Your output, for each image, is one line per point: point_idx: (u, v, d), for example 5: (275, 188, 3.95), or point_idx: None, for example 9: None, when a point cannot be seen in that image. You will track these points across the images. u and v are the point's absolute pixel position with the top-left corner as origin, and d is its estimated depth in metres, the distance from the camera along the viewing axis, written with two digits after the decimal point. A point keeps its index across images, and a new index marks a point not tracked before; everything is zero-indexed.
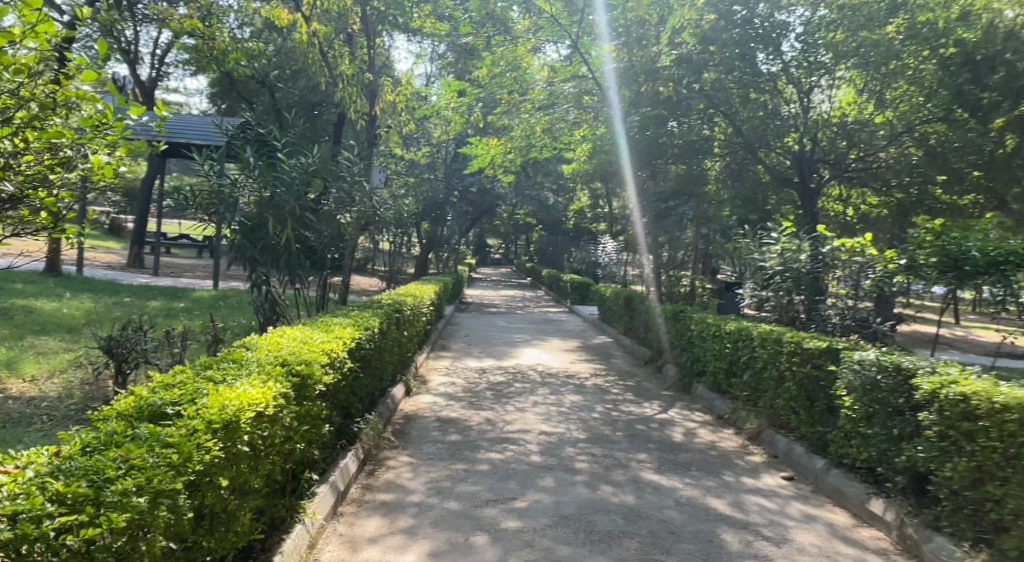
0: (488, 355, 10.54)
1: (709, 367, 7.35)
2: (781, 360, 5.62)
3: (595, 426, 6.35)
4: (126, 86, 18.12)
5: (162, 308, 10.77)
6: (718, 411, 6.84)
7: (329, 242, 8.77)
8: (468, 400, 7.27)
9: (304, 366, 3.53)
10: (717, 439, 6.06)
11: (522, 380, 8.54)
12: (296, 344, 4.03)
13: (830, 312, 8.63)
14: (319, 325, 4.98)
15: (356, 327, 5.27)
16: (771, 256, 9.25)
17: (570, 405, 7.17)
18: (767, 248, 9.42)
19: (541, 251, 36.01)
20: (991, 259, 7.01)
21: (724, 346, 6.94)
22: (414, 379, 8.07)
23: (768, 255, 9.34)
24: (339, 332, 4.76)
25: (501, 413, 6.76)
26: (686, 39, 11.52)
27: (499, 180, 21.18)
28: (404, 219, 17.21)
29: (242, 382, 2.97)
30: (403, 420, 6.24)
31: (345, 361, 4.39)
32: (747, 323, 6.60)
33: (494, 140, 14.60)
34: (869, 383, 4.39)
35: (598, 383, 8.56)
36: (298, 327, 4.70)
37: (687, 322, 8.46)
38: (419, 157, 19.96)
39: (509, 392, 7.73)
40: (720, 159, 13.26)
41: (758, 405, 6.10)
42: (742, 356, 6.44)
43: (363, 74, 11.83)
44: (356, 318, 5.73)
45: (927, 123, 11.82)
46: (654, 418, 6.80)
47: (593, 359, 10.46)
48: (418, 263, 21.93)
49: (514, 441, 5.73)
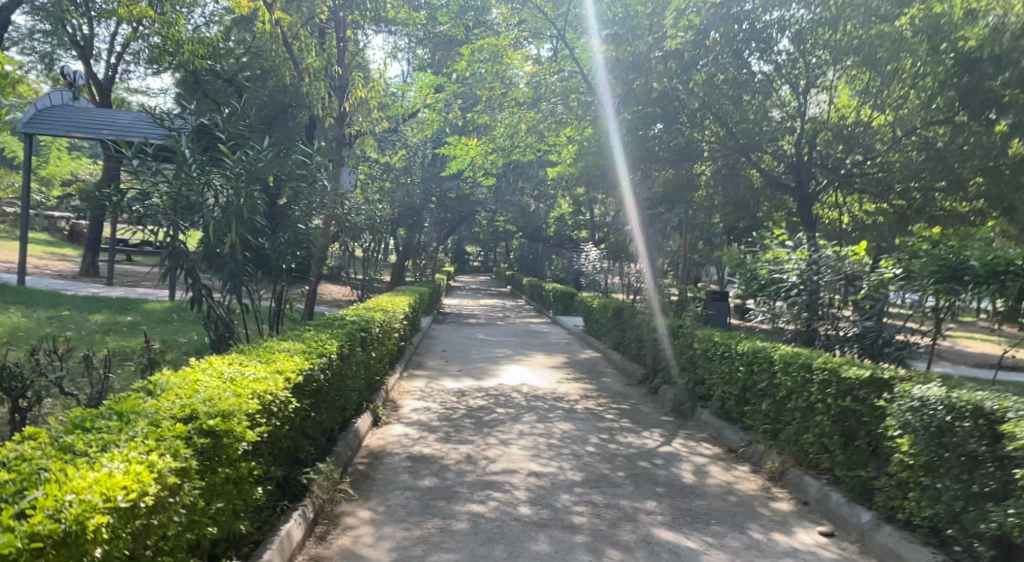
0: (468, 373, 9.61)
1: (719, 389, 6.52)
2: (811, 390, 4.80)
3: (591, 464, 5.47)
4: (78, 82, 16.98)
5: (103, 324, 9.71)
6: (731, 443, 6.00)
7: (287, 249, 7.80)
8: (444, 431, 6.36)
9: (220, 421, 2.61)
10: (734, 480, 5.22)
11: (505, 404, 7.64)
12: (223, 384, 3.11)
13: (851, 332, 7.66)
14: (261, 354, 4.03)
15: (311, 355, 4.33)
16: (788, 266, 8.08)
17: (561, 436, 6.29)
18: (778, 258, 8.28)
19: (522, 260, 35.15)
20: (991, 267, 5.87)
21: (735, 369, 6.10)
22: (383, 405, 7.13)
23: (777, 270, 8.26)
24: (285, 364, 3.82)
25: (482, 447, 5.86)
26: (691, 21, 10.57)
27: (479, 184, 20.29)
28: (379, 225, 16.25)
29: (114, 456, 2.07)
30: (367, 461, 5.31)
31: (289, 403, 3.47)
32: (767, 342, 5.75)
33: (474, 141, 13.98)
34: (937, 424, 3.59)
35: (590, 407, 7.70)
36: (232, 359, 3.77)
37: (688, 338, 7.62)
38: (395, 161, 18.99)
39: (491, 420, 6.83)
40: (710, 163, 12.52)
41: (780, 439, 5.27)
42: (759, 380, 5.60)
43: (332, 68, 10.89)
44: (312, 342, 4.76)
45: (930, 126, 11.35)
46: (658, 451, 5.96)
47: (582, 378, 9.58)
48: (394, 271, 20.97)
49: (498, 486, 4.83)
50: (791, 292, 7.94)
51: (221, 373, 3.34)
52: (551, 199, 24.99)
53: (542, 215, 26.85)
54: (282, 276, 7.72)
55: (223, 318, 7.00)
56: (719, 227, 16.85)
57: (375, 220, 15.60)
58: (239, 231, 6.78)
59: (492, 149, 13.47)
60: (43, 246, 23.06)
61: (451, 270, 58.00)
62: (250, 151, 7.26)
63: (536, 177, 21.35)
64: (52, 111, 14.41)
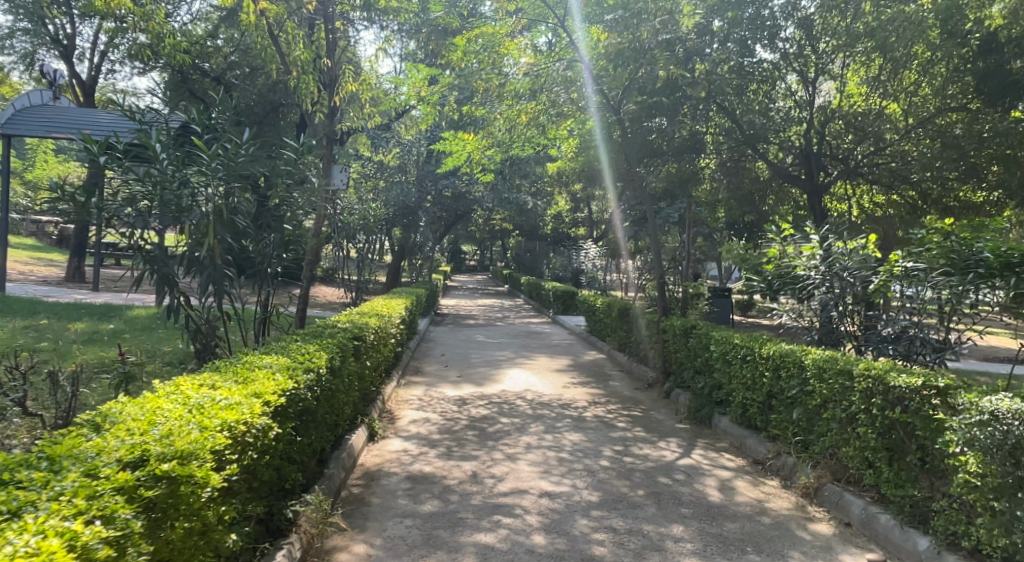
0: (468, 379, 9.13)
1: (739, 395, 6.05)
2: (852, 399, 4.35)
3: (607, 481, 5.00)
4: (60, 81, 16.43)
5: (83, 333, 9.22)
6: (756, 455, 5.54)
7: (273, 252, 7.29)
8: (446, 445, 5.88)
9: (178, 466, 2.15)
10: (765, 496, 4.77)
11: (509, 413, 7.17)
12: (187, 414, 2.64)
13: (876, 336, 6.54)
14: (237, 372, 3.56)
15: (295, 371, 3.87)
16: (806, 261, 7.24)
17: (572, 449, 5.83)
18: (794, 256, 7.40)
19: (519, 258, 34.69)
20: (1003, 259, 5.53)
21: (759, 375, 5.63)
22: (379, 417, 6.65)
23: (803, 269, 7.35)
24: (264, 384, 3.35)
25: (488, 464, 5.40)
26: None
27: (475, 181, 19.77)
28: (373, 225, 15.77)
29: (27, 532, 1.60)
30: (362, 483, 4.84)
31: (268, 430, 3.00)
32: (795, 344, 5.28)
33: (471, 135, 13.42)
34: (1013, 440, 3.16)
35: (600, 414, 7.23)
36: (202, 380, 3.29)
37: (702, 339, 7.15)
38: (388, 159, 18.42)
39: (495, 432, 6.36)
40: (714, 156, 12.06)
41: (814, 452, 4.81)
42: (789, 387, 5.12)
43: (321, 60, 10.39)
44: (297, 355, 4.28)
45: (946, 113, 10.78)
46: (678, 464, 5.50)
47: (589, 382, 9.11)
48: (390, 272, 20.49)
49: (508, 510, 4.37)
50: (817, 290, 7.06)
51: (188, 399, 2.87)
52: (548, 195, 24.46)
53: (540, 212, 26.32)
54: (267, 280, 7.26)
55: (205, 326, 6.56)
56: (723, 222, 16.38)
57: (367, 219, 15.09)
58: (218, 233, 6.30)
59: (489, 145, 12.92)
60: (30, 252, 22.57)
61: (447, 268, 57.52)
62: (229, 146, 6.75)
63: (533, 173, 20.81)
64: (31, 111, 13.90)
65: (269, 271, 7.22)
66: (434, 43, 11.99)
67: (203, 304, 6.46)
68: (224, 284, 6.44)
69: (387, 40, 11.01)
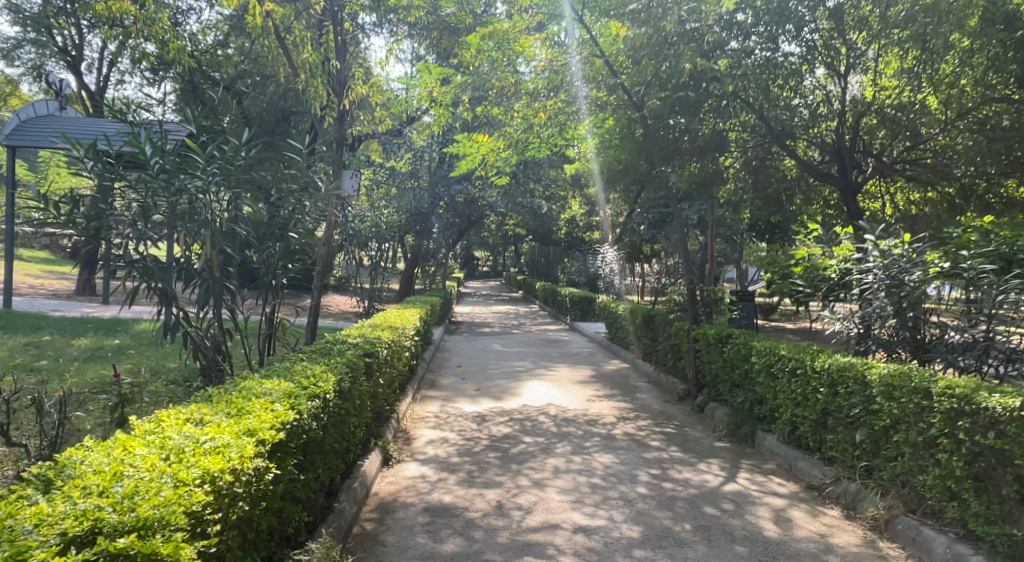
0: (487, 393, 8.64)
1: (788, 411, 5.53)
2: (931, 420, 3.81)
3: (648, 513, 4.49)
4: (66, 91, 16.19)
5: (86, 350, 8.85)
6: (810, 478, 5.02)
7: (277, 263, 6.84)
8: (466, 470, 5.40)
9: (138, 542, 1.69)
10: (827, 529, 4.23)
11: (533, 431, 6.67)
12: (159, 463, 2.18)
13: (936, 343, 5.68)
14: (230, 402, 3.10)
15: (302, 397, 3.42)
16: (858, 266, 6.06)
17: (605, 473, 5.32)
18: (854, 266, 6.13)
19: (534, 263, 34.17)
20: None
21: (813, 391, 5.09)
22: (394, 439, 6.18)
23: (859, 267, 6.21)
24: (261, 416, 2.89)
25: (514, 492, 4.91)
26: None
27: (489, 186, 19.30)
28: (385, 232, 15.36)
29: None
30: (376, 518, 4.37)
31: (262, 473, 2.54)
32: (855, 358, 4.76)
33: (484, 136, 12.70)
34: None
35: (630, 432, 6.71)
36: (189, 413, 2.83)
37: (741, 349, 6.61)
38: (400, 165, 17.95)
39: (519, 454, 5.86)
40: (738, 154, 11.52)
41: (882, 479, 4.27)
42: (850, 405, 4.61)
43: (330, 61, 9.96)
44: (302, 378, 3.81)
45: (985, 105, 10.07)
46: (724, 490, 4.98)
47: (615, 395, 8.59)
48: (403, 280, 20.08)
49: (539, 550, 3.88)
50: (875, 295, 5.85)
51: (167, 441, 2.41)
52: (562, 199, 23.96)
53: (554, 217, 25.81)
54: (276, 293, 6.78)
55: (211, 344, 6.15)
56: (747, 224, 15.78)
57: (378, 227, 14.67)
58: (218, 243, 5.84)
59: (505, 147, 12.42)
60: (42, 265, 22.42)
61: (461, 274, 57.23)
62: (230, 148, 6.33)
63: (547, 177, 20.22)
64: (36, 121, 13.65)
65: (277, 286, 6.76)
66: (446, 42, 11.51)
67: (202, 320, 6.00)
68: (227, 297, 6.00)
69: (396, 41, 10.58)
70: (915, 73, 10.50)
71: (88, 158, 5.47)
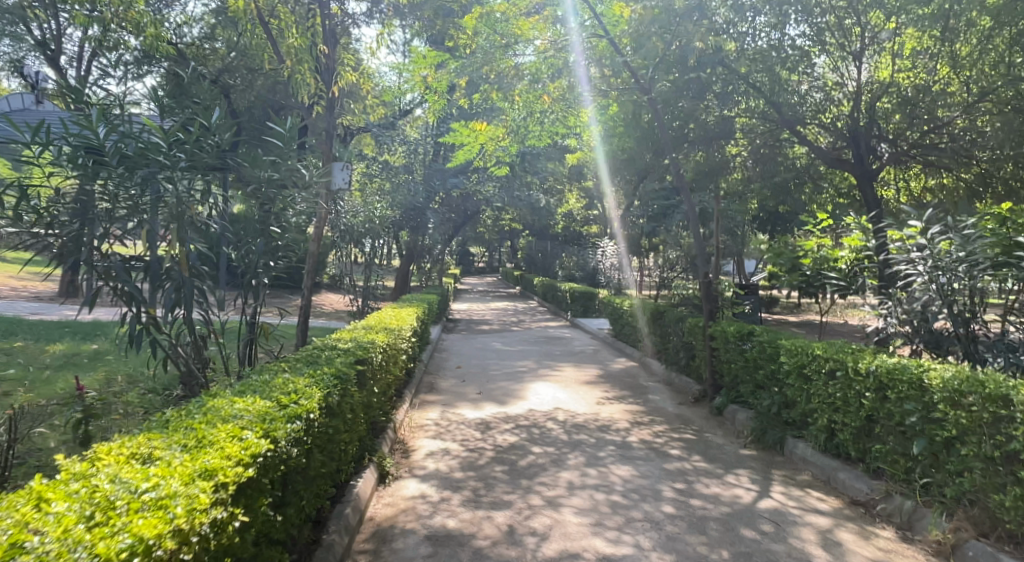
0: (489, 397, 8.11)
1: (823, 416, 5.03)
2: (1014, 433, 3.30)
3: (678, 539, 3.97)
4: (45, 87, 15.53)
5: (60, 357, 8.27)
6: (854, 493, 4.51)
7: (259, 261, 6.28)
8: (471, 487, 4.87)
9: None
10: (887, 555, 3.72)
11: (542, 440, 6.15)
12: (74, 529, 1.64)
13: (988, 339, 5.09)
14: (190, 430, 2.54)
15: (283, 419, 2.86)
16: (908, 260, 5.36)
17: (626, 489, 4.80)
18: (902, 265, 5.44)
19: (530, 259, 33.67)
20: None
21: (859, 395, 4.57)
22: (392, 452, 5.65)
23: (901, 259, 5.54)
24: (226, 451, 2.33)
25: (526, 513, 4.39)
26: None
27: (485, 179, 18.73)
28: (379, 229, 14.77)
29: None
30: (371, 549, 3.83)
31: (223, 526, 1.99)
32: (907, 360, 4.27)
33: (482, 124, 12.14)
34: None
35: (648, 439, 6.20)
36: (137, 448, 2.27)
37: (765, 347, 6.11)
38: (393, 159, 17.39)
39: (528, 467, 5.33)
40: (747, 142, 10.99)
41: (949, 496, 3.75)
42: (904, 411, 4.12)
43: (316, 46, 9.35)
44: (281, 394, 3.25)
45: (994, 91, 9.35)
46: (760, 508, 4.47)
47: (626, 396, 8.07)
48: (398, 277, 19.54)
49: None
50: (923, 288, 5.24)
51: (95, 492, 1.87)
52: (560, 193, 23.45)
53: (552, 211, 25.28)
54: (259, 289, 6.07)
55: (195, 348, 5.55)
56: (752, 215, 15.30)
57: (372, 222, 14.12)
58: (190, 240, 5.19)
59: (504, 134, 11.85)
60: (26, 267, 21.76)
61: (457, 271, 56.70)
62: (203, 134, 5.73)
63: (545, 170, 19.66)
64: None
65: (259, 281, 6.05)
66: (441, 24, 10.89)
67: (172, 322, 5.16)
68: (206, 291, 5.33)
69: (387, 24, 10.00)
70: (935, 55, 10.01)
71: (40, 146, 4.65)
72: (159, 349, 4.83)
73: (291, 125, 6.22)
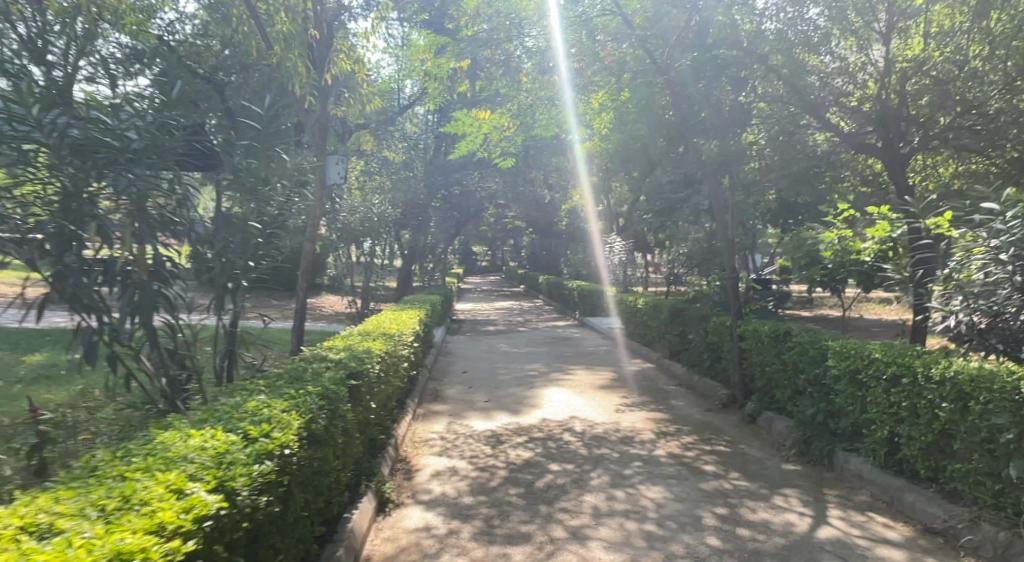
0: (499, 405, 7.48)
1: (883, 428, 4.42)
2: None
3: None
4: None
5: (35, 369, 7.63)
6: (928, 519, 3.90)
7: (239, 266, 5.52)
8: (484, 516, 4.25)
9: None
10: None
11: (561, 455, 5.53)
12: None
13: None
14: (120, 485, 1.91)
15: (247, 461, 2.24)
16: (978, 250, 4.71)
17: (661, 517, 4.17)
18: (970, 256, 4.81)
19: (535, 256, 33.10)
20: None
21: (934, 408, 3.95)
22: (392, 474, 5.02)
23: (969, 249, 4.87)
24: (157, 518, 1.71)
25: (548, 548, 3.76)
26: None
27: (488, 174, 18.11)
28: (379, 227, 14.14)
29: None
30: None
31: None
32: (996, 366, 3.67)
33: (485, 112, 11.50)
34: None
35: (677, 452, 5.57)
36: (35, 519, 1.65)
37: (808, 349, 5.49)
38: (394, 155, 16.76)
39: (546, 489, 4.71)
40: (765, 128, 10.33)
41: None
42: (994, 427, 3.52)
43: (307, 30, 8.68)
44: (252, 423, 2.61)
45: None
46: (820, 539, 3.84)
47: (646, 403, 7.42)
48: (400, 278, 18.91)
49: None
50: (996, 283, 4.56)
51: None
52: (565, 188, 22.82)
53: (557, 208, 24.62)
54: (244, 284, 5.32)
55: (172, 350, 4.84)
56: (767, 207, 14.67)
57: (372, 221, 13.51)
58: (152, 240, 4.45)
59: (509, 123, 11.21)
60: None
61: (460, 271, 56.18)
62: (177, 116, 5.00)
63: (550, 164, 18.96)
64: None
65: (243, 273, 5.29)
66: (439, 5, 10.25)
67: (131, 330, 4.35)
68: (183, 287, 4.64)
69: (382, 6, 9.35)
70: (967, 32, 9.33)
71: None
72: (131, 366, 4.11)
73: (272, 108, 5.60)
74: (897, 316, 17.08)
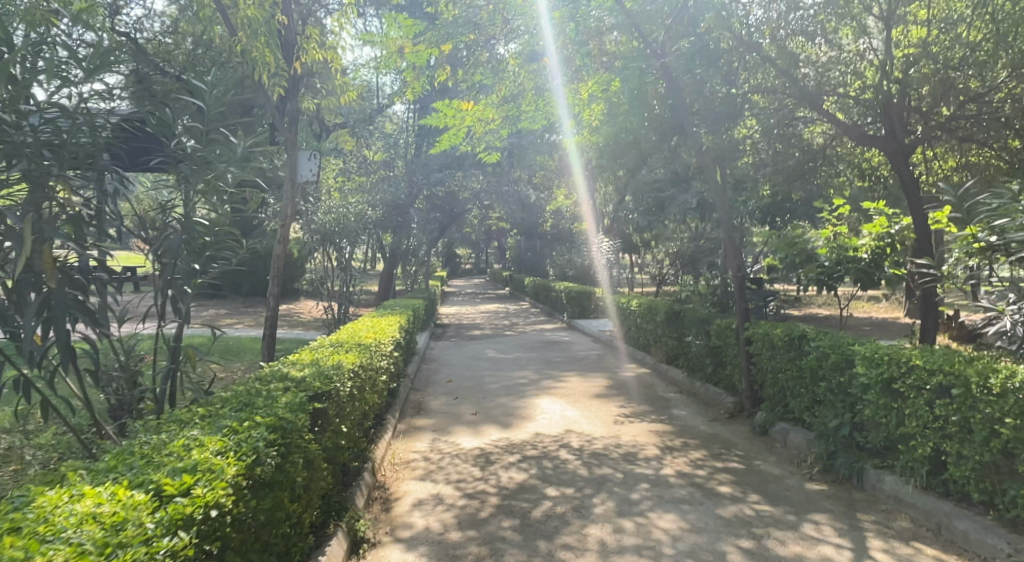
0: (487, 419, 6.88)
1: (926, 444, 3.90)
2: None
3: None
4: None
5: None
6: (986, 552, 3.39)
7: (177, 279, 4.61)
8: (474, 557, 3.66)
9: None
10: None
11: (558, 477, 4.95)
12: None
13: None
14: None
15: (149, 536, 1.64)
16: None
17: (679, 554, 3.61)
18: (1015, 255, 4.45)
19: (519, 258, 32.58)
20: None
21: (993, 423, 3.42)
22: (369, 505, 4.41)
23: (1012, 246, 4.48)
24: None
25: None
26: None
27: (471, 174, 17.47)
28: (359, 229, 13.46)
29: None
30: None
31: None
32: None
33: (468, 104, 10.85)
34: None
35: (687, 471, 5.01)
36: None
37: (830, 355, 4.96)
38: (373, 154, 16.09)
39: (545, 520, 4.14)
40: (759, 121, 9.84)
41: None
42: None
43: (275, 13, 7.96)
44: (170, 475, 1.99)
45: None
46: None
47: (646, 413, 6.87)
48: (381, 282, 18.21)
49: None
50: None
51: None
52: (550, 189, 22.35)
53: (541, 208, 24.04)
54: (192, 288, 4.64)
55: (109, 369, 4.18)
56: (758, 205, 14.25)
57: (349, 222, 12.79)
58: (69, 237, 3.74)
59: (494, 114, 10.59)
60: None
61: (444, 274, 55.42)
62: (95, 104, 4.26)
63: (536, 164, 18.30)
64: None
65: (190, 277, 4.61)
66: None
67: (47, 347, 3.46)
68: (116, 296, 4.04)
69: None
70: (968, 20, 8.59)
71: None
72: (45, 392, 3.42)
73: (217, 84, 4.91)
74: (887, 315, 16.83)
